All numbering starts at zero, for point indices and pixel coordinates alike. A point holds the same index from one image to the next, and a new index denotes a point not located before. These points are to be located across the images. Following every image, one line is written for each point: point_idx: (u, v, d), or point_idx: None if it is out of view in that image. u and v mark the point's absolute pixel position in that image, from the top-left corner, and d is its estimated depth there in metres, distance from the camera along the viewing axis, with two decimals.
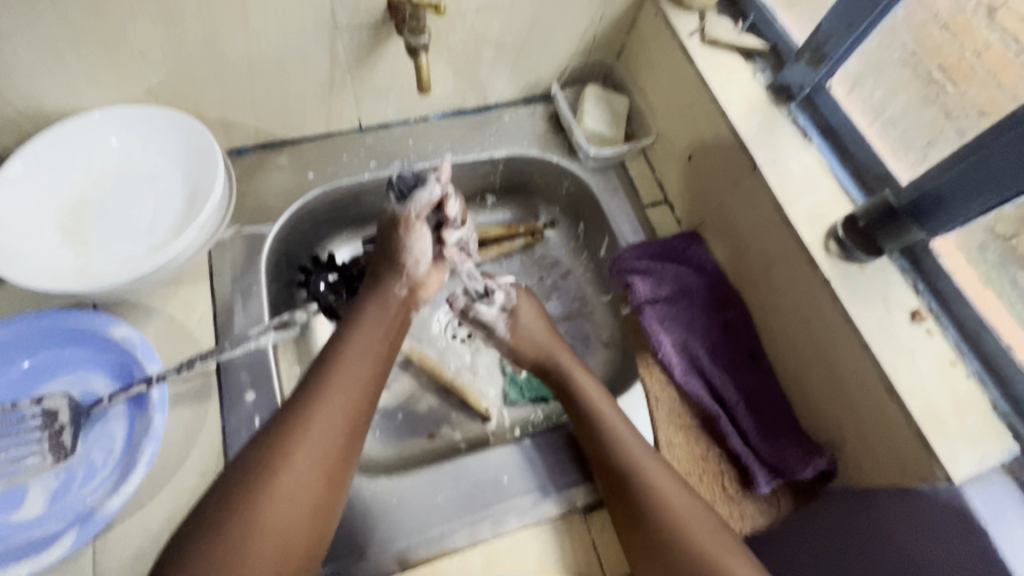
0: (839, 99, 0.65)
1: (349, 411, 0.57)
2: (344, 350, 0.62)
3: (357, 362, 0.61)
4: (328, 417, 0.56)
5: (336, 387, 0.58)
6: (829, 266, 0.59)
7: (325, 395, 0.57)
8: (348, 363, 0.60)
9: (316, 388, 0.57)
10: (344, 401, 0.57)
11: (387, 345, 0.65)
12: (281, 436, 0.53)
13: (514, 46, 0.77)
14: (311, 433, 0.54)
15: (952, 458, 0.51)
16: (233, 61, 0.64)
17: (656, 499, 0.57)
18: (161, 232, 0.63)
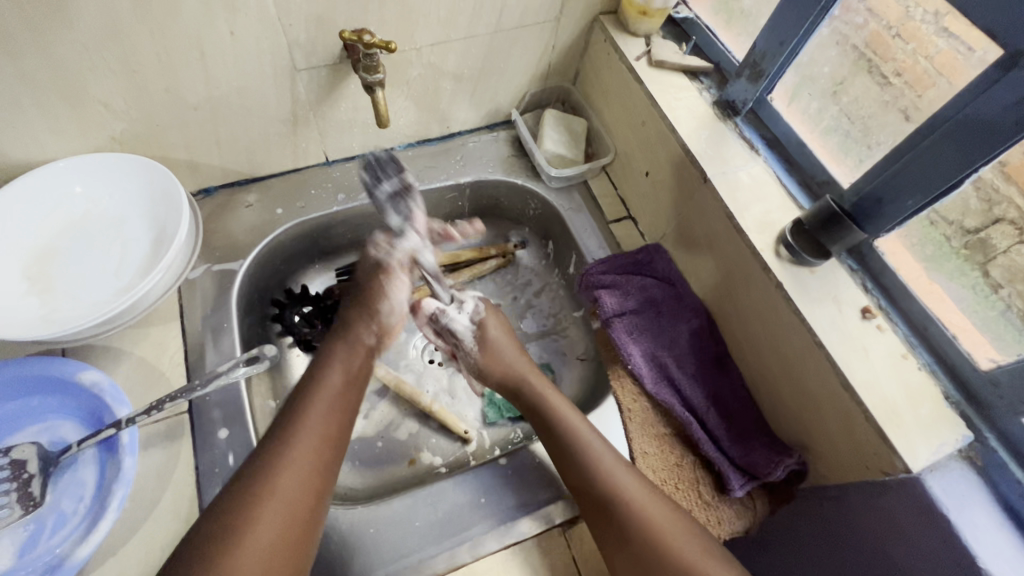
0: (780, 111, 0.68)
1: (319, 460, 0.56)
2: (310, 396, 0.60)
3: (323, 406, 0.59)
4: (304, 457, 0.55)
5: (304, 435, 0.56)
6: (782, 270, 0.61)
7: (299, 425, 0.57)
8: (314, 408, 0.59)
9: (282, 437, 0.56)
10: (312, 450, 0.56)
11: (355, 388, 0.64)
12: (246, 491, 0.51)
13: (471, 76, 0.80)
14: (279, 487, 0.52)
15: (910, 449, 0.52)
16: (196, 105, 0.66)
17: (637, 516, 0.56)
18: (128, 276, 0.63)
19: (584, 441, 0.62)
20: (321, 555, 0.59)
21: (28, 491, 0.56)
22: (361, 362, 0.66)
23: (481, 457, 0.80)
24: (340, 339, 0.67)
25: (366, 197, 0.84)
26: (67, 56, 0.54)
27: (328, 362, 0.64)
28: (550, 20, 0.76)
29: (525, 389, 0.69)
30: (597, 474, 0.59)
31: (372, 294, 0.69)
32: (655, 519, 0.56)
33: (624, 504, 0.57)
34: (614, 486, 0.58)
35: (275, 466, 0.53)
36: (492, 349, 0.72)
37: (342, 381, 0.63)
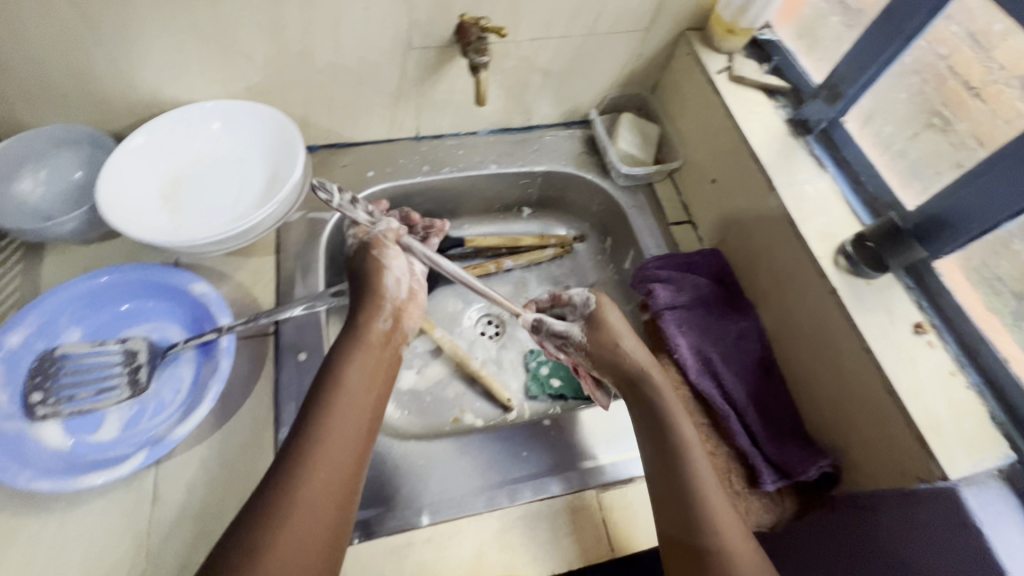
0: (852, 133, 0.72)
1: (351, 460, 0.55)
2: (333, 384, 0.58)
3: (348, 411, 0.57)
4: (339, 441, 0.55)
5: (332, 446, 0.54)
6: (839, 278, 0.64)
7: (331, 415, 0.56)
8: (341, 413, 0.57)
9: (312, 444, 0.54)
10: (347, 457, 0.55)
11: (375, 397, 0.60)
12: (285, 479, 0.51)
13: (560, 74, 0.87)
14: (307, 500, 0.50)
15: (949, 458, 0.54)
16: (321, 69, 0.75)
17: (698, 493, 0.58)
18: (244, 207, 0.72)
19: (671, 405, 0.64)
20: (375, 477, 0.65)
21: (137, 377, 0.66)
22: (381, 357, 0.64)
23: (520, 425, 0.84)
24: (354, 342, 0.63)
25: (446, 171, 0.91)
26: (231, 11, 0.64)
27: (348, 359, 0.61)
28: (640, 29, 0.82)
29: (646, 382, 0.66)
30: (672, 437, 0.62)
31: (372, 282, 0.67)
32: (710, 489, 0.58)
33: (690, 470, 0.59)
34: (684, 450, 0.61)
35: (293, 492, 0.50)
36: (605, 348, 0.69)
37: (366, 383, 0.60)
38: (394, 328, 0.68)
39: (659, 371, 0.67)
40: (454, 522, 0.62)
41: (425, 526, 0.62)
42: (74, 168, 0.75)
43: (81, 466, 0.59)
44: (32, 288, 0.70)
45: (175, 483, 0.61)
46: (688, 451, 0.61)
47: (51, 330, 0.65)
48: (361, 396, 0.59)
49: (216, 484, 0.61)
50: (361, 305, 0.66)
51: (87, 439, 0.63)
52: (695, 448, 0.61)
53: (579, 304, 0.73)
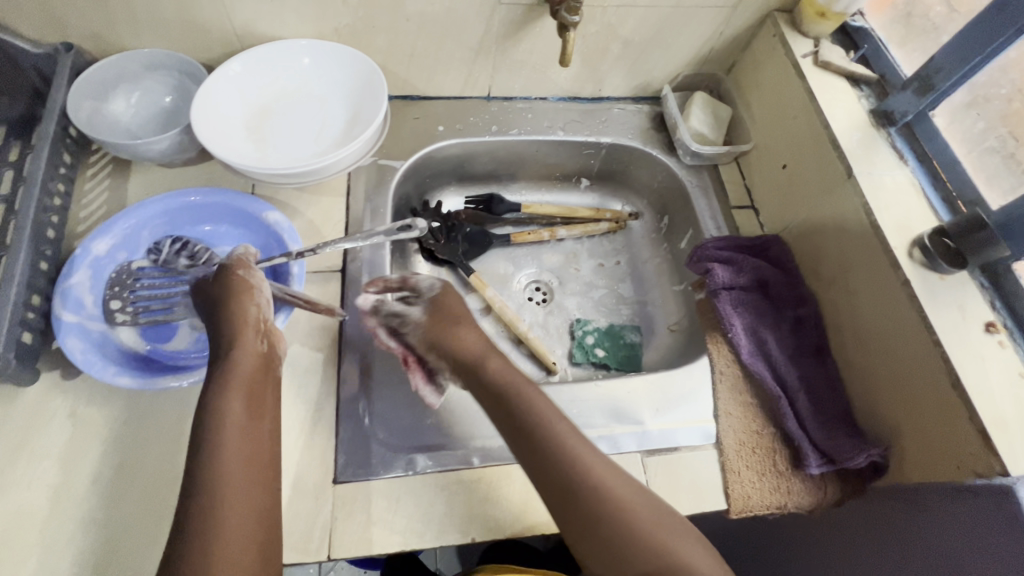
0: (939, 127, 0.70)
1: (259, 483, 0.50)
2: (212, 419, 0.51)
3: (240, 451, 0.51)
4: (237, 470, 0.49)
5: (233, 477, 0.49)
6: (912, 269, 0.64)
7: (221, 447, 0.50)
8: (235, 457, 0.50)
9: (204, 510, 0.46)
10: (254, 493, 0.49)
11: (263, 417, 0.54)
12: (193, 526, 0.45)
13: (639, 45, 0.86)
14: (227, 537, 0.46)
15: (1012, 455, 0.54)
16: (410, 17, 0.76)
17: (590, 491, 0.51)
18: (326, 146, 0.74)
19: (565, 442, 0.53)
20: (433, 417, 0.67)
21: None
22: (263, 375, 0.57)
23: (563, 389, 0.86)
24: (225, 367, 0.55)
25: (514, 133, 0.92)
26: None
27: (228, 391, 0.53)
28: (727, 6, 0.81)
29: (482, 368, 0.63)
30: (578, 476, 0.51)
31: (231, 307, 0.59)
32: (642, 512, 0.50)
33: (615, 510, 0.50)
34: (591, 484, 0.51)
35: (205, 538, 0.45)
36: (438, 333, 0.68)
37: (246, 418, 0.53)
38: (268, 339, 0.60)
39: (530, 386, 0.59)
40: (502, 467, 0.64)
41: (477, 466, 0.64)
42: (165, 93, 0.77)
43: (159, 370, 0.62)
44: (119, 203, 0.73)
45: None
46: (607, 491, 0.51)
47: (133, 242, 0.68)
48: (252, 428, 0.53)
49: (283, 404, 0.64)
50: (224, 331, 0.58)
51: (161, 347, 0.65)
52: (553, 419, 0.55)
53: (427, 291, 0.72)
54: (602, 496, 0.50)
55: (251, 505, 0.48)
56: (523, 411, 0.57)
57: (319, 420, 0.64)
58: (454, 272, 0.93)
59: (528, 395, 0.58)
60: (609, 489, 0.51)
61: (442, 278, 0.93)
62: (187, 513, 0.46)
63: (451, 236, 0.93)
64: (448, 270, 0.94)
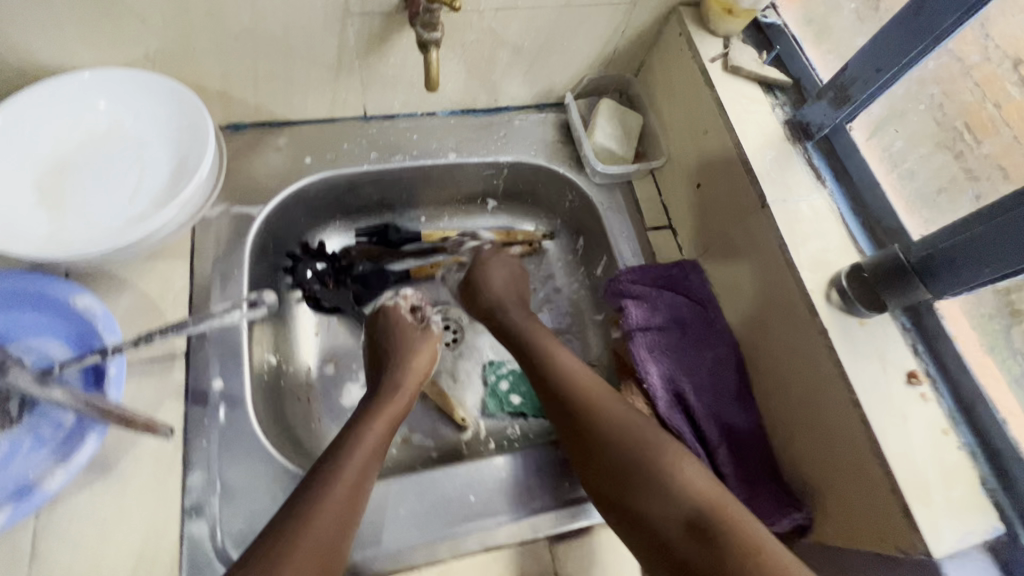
0: (857, 143, 0.63)
1: (371, 465, 0.57)
2: (364, 421, 0.61)
3: (366, 448, 0.58)
4: (365, 451, 0.57)
5: (355, 453, 0.57)
6: (830, 315, 0.57)
7: (358, 437, 0.59)
8: (359, 447, 0.58)
9: (336, 450, 0.57)
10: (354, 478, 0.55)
11: (388, 427, 0.62)
12: (310, 489, 0.53)
13: (531, 50, 0.75)
14: (332, 503, 0.52)
15: (934, 531, 0.49)
16: (238, 35, 0.62)
17: (634, 436, 0.59)
18: (144, 205, 0.60)
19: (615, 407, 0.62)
20: None
21: (6, 409, 0.55)
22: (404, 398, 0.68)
23: (475, 448, 0.78)
24: (392, 385, 0.68)
25: (399, 159, 0.79)
26: None
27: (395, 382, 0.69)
28: (625, 2, 0.70)
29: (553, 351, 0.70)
30: (637, 433, 0.59)
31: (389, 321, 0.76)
32: (664, 450, 0.58)
33: (642, 440, 0.59)
34: (641, 429, 0.60)
35: (322, 501, 0.52)
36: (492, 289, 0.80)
37: (385, 429, 0.62)
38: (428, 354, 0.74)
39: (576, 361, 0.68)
40: None
41: None
42: None
43: None
44: None
45: (57, 538, 0.52)
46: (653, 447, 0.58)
47: None
48: (382, 432, 0.61)
49: (106, 541, 0.53)
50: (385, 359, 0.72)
51: None
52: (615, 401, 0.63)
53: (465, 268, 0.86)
54: (647, 446, 0.58)
55: (370, 456, 0.57)
56: (588, 386, 0.65)
57: (154, 555, 0.53)
58: (348, 321, 0.82)
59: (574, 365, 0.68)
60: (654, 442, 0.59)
61: (333, 331, 0.81)
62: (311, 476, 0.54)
63: (341, 280, 0.81)
64: (341, 321, 0.82)
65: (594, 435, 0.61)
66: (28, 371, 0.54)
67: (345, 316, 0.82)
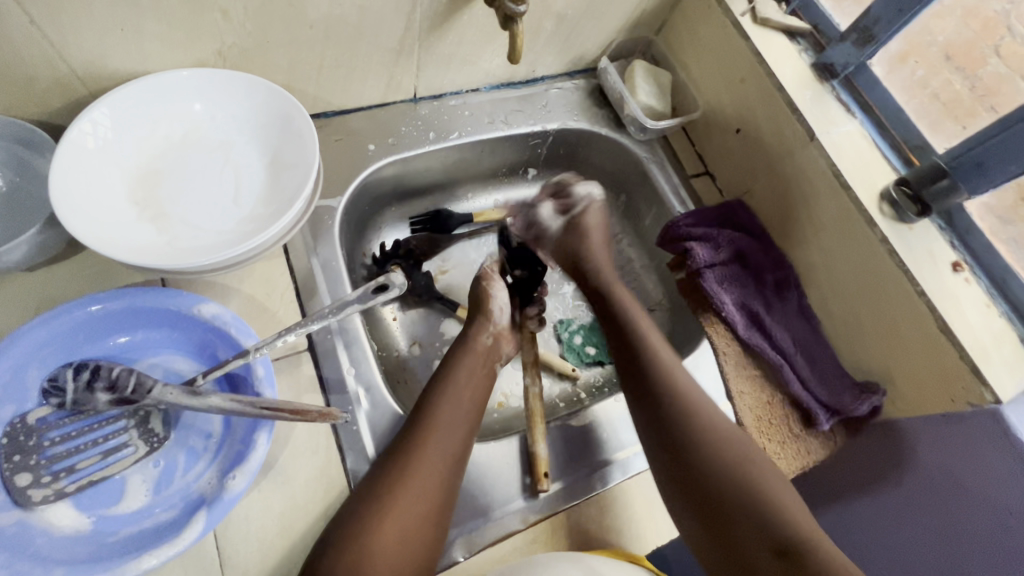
0: (878, 77, 0.72)
1: (444, 468, 0.57)
2: (432, 405, 0.61)
3: (436, 449, 0.57)
4: (438, 452, 0.57)
5: (428, 453, 0.57)
6: (885, 224, 0.67)
7: (432, 434, 0.58)
8: (429, 445, 0.57)
9: (408, 445, 0.57)
10: (432, 477, 0.56)
11: (470, 418, 0.62)
12: (379, 491, 0.54)
13: (572, 20, 0.78)
14: (400, 504, 0.53)
15: (999, 382, 0.60)
16: (314, 24, 0.61)
17: (729, 460, 0.59)
18: (250, 206, 0.59)
19: (711, 417, 0.62)
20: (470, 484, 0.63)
21: (151, 428, 0.54)
22: (485, 373, 0.67)
23: (569, 401, 0.83)
24: (461, 348, 0.68)
25: (454, 138, 0.81)
26: None
27: (463, 360, 0.66)
28: None
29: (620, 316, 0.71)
30: (731, 458, 0.59)
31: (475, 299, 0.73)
32: (754, 471, 0.58)
33: (720, 449, 0.59)
34: (717, 438, 0.60)
35: (385, 506, 0.53)
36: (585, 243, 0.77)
37: (469, 422, 0.61)
38: (495, 342, 0.70)
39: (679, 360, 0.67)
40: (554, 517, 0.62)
41: (525, 528, 0.62)
42: None
43: (123, 546, 0.49)
44: None
45: (244, 538, 0.53)
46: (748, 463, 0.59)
47: (19, 391, 0.51)
48: (456, 422, 0.60)
49: (292, 531, 0.54)
50: (468, 325, 0.71)
51: (111, 513, 0.51)
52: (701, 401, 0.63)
53: (579, 202, 0.79)
54: (741, 464, 0.58)
55: (447, 459, 0.57)
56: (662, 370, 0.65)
57: None
58: (424, 304, 0.85)
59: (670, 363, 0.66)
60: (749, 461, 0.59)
61: (409, 315, 0.84)
62: (382, 474, 0.55)
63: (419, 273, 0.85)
64: (416, 304, 0.85)
65: (676, 437, 0.61)
66: (172, 385, 0.53)
67: (419, 299, 0.85)
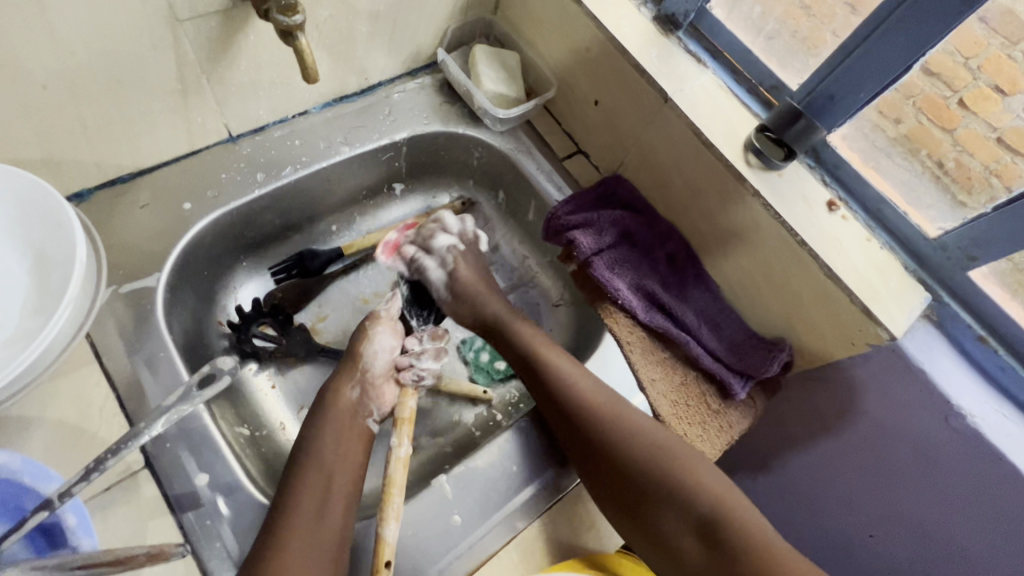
0: (721, 20, 0.68)
1: (323, 538, 0.51)
2: (298, 477, 0.55)
3: (306, 519, 0.52)
4: (307, 523, 0.51)
5: (299, 524, 0.51)
6: (754, 176, 0.63)
7: (300, 506, 0.52)
8: (299, 517, 0.51)
9: (275, 523, 0.51)
10: (309, 550, 0.50)
11: (344, 478, 0.56)
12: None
13: (389, 15, 0.69)
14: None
15: (891, 318, 0.58)
16: (46, 82, 0.49)
17: (645, 446, 0.60)
18: (12, 321, 0.48)
19: (631, 424, 0.61)
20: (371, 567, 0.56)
21: None
22: (356, 427, 0.61)
23: (487, 427, 0.76)
24: (323, 407, 0.61)
25: (290, 172, 0.71)
26: None
27: (327, 420, 0.60)
28: None
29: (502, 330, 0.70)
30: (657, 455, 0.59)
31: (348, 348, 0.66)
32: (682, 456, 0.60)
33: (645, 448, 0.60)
34: (605, 412, 0.62)
35: None
36: (468, 290, 0.73)
37: (344, 483, 0.56)
38: (365, 395, 0.64)
39: (563, 355, 0.66)
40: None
41: None
42: None
43: None
44: None
45: None
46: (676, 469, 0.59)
47: None
48: (326, 487, 0.54)
49: None
50: (333, 377, 0.64)
51: None
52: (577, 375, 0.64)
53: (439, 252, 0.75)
54: (666, 467, 0.59)
55: (319, 526, 0.52)
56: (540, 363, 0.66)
57: None
58: (306, 360, 0.75)
59: (572, 377, 0.64)
60: (681, 464, 0.59)
61: (290, 377, 0.75)
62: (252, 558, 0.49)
63: (291, 329, 0.74)
64: (296, 363, 0.75)
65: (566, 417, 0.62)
66: None
67: (297, 357, 0.75)
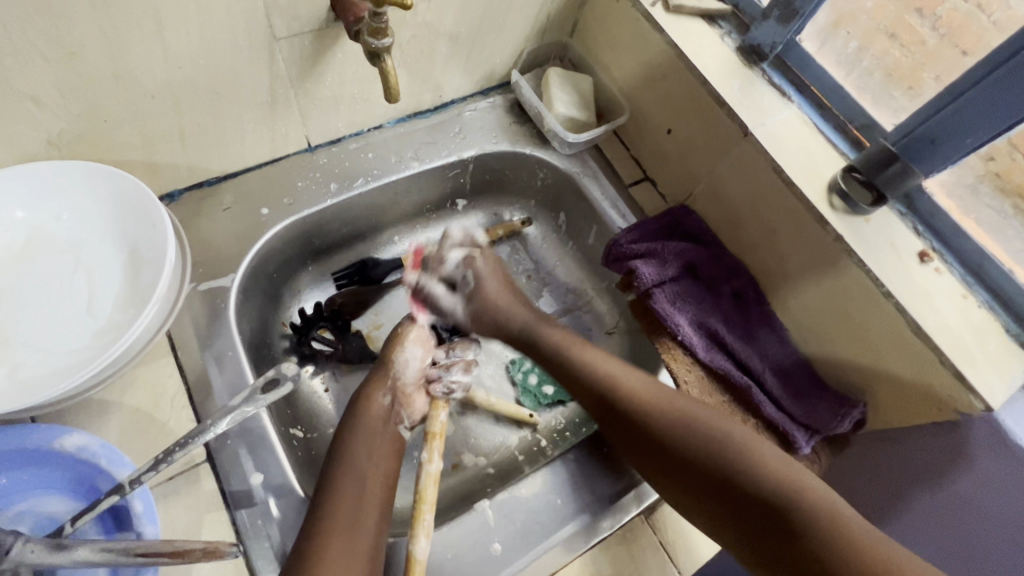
0: (811, 53, 0.65)
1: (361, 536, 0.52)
2: (337, 474, 0.56)
3: (345, 517, 0.52)
4: (345, 521, 0.52)
5: (338, 520, 0.52)
6: (839, 221, 0.59)
7: (337, 504, 0.53)
8: (337, 511, 0.52)
9: (320, 514, 0.52)
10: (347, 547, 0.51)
11: (379, 477, 0.57)
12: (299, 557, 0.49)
13: (468, 37, 0.70)
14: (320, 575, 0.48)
15: (987, 387, 0.53)
16: (154, 93, 0.53)
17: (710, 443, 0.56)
18: (105, 313, 0.51)
19: (694, 421, 0.58)
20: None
21: None
22: (386, 428, 0.61)
23: (530, 452, 0.75)
24: (353, 411, 0.62)
25: (361, 184, 0.74)
26: None
27: (361, 420, 0.61)
28: None
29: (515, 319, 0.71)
30: (722, 449, 0.55)
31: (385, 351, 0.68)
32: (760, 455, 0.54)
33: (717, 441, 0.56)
34: (658, 408, 0.59)
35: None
36: (490, 309, 0.72)
37: (377, 481, 0.56)
38: (396, 403, 0.64)
39: (603, 358, 0.65)
40: None
41: None
42: None
43: None
44: None
45: None
46: (760, 466, 0.53)
47: None
48: (361, 483, 0.55)
49: None
50: (364, 386, 0.64)
51: None
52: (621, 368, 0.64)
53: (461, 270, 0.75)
54: (744, 466, 0.54)
55: (353, 527, 0.52)
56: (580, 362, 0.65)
57: None
58: (359, 367, 0.77)
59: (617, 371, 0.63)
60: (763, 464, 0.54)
61: (342, 382, 0.76)
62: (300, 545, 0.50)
63: (348, 335, 0.77)
64: (349, 369, 0.77)
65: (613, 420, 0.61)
66: (35, 541, 0.43)
67: (352, 363, 0.77)
